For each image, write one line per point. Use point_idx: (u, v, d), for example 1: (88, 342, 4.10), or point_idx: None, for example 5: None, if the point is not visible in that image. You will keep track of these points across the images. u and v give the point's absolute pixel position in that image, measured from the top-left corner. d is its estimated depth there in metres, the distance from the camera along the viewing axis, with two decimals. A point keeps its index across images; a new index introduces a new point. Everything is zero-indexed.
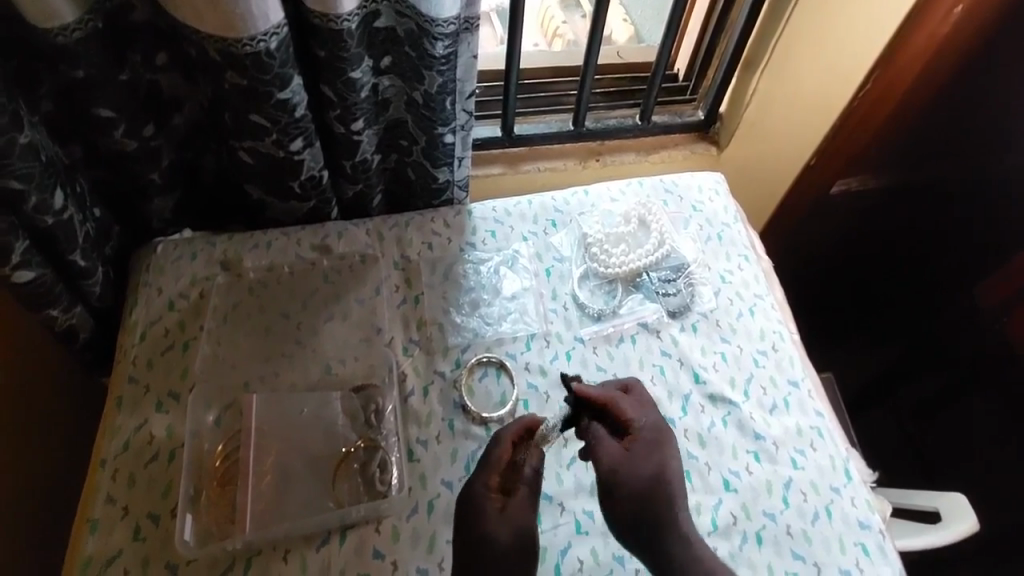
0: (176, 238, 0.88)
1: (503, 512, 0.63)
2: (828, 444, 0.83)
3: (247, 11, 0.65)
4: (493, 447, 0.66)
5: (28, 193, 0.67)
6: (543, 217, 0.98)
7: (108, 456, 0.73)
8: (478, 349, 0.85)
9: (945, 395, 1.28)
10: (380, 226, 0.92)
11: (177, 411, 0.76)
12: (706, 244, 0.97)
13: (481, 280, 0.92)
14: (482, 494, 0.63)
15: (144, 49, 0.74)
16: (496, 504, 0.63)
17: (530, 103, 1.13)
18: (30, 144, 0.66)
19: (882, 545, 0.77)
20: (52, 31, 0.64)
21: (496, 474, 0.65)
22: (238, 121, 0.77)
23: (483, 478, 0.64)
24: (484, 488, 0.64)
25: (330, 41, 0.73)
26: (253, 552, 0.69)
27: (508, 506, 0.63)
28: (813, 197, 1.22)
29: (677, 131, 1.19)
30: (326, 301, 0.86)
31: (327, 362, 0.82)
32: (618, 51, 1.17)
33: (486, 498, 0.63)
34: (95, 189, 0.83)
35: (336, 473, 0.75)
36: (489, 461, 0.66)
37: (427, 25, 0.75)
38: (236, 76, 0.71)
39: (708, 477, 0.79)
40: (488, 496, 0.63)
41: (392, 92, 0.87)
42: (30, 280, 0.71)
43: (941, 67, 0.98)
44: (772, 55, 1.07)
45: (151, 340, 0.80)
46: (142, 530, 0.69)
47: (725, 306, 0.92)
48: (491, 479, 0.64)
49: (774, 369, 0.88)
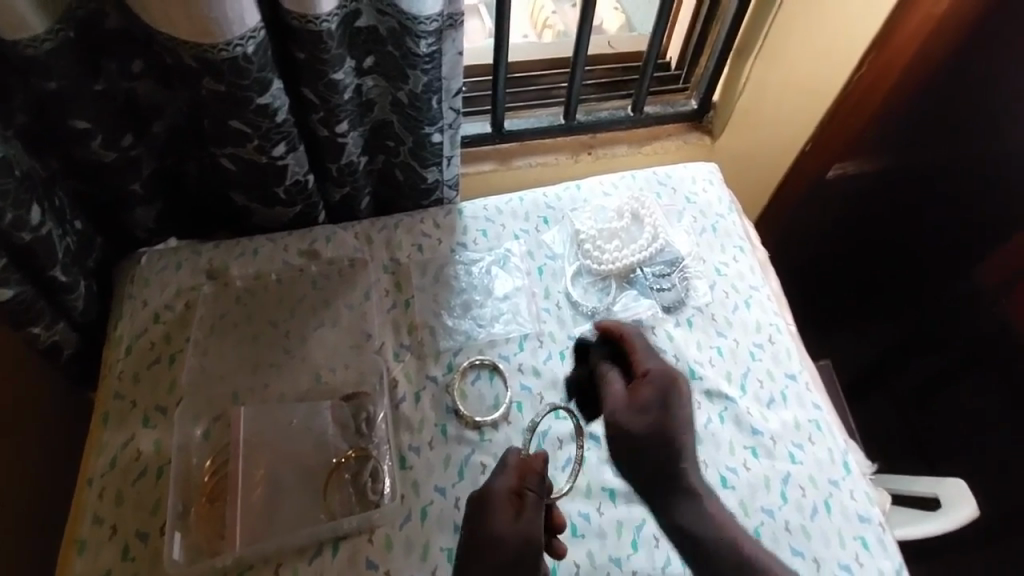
0: (161, 249, 0.87)
1: (517, 518, 0.62)
2: (827, 437, 0.82)
3: (221, 15, 0.64)
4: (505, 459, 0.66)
5: (4, 210, 0.66)
6: (535, 214, 0.96)
7: (94, 475, 0.72)
8: (470, 352, 0.84)
9: (944, 374, 1.25)
10: (369, 229, 0.91)
11: (164, 425, 0.75)
12: (700, 237, 0.96)
13: (473, 281, 0.90)
14: (501, 495, 0.62)
15: (119, 57, 0.72)
16: (512, 507, 0.62)
17: (520, 97, 1.12)
18: (2, 159, 0.64)
19: (882, 538, 0.76)
20: (22, 43, 0.63)
21: (513, 480, 0.64)
22: (218, 128, 0.76)
23: (500, 481, 0.64)
24: (502, 490, 0.63)
25: (310, 41, 0.72)
26: (245, 568, 0.68)
27: (522, 514, 0.62)
28: (811, 180, 1.24)
29: (670, 122, 1.17)
30: (315, 308, 0.85)
31: (317, 370, 0.81)
32: (609, 41, 1.14)
33: (501, 501, 0.62)
34: (76, 201, 0.82)
35: (328, 484, 0.74)
36: (505, 466, 0.65)
37: (410, 23, 0.73)
38: (213, 82, 0.70)
39: (706, 474, 0.78)
40: (504, 500, 0.62)
41: (376, 92, 0.85)
42: (11, 297, 0.70)
43: (937, 52, 1.01)
44: (767, 35, 1.01)
45: (137, 353, 0.79)
46: (131, 549, 0.68)
47: (720, 300, 0.90)
48: (508, 483, 0.63)
49: (771, 363, 0.86)
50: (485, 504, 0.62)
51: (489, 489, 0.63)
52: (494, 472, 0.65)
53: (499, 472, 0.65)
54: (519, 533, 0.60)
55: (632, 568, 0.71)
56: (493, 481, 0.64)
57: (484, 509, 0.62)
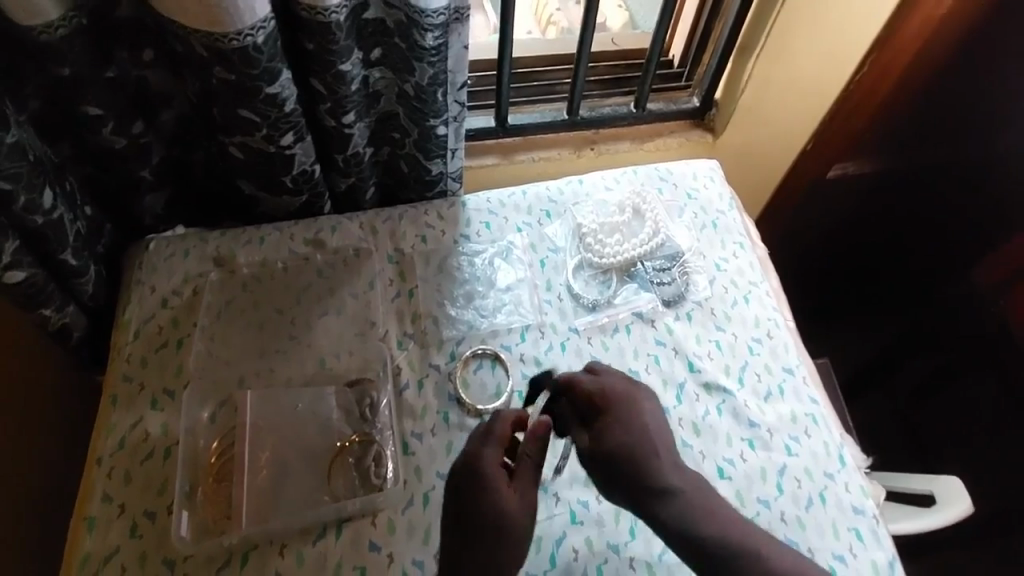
0: (169, 236, 0.88)
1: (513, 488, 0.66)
2: (823, 430, 0.83)
3: (233, 5, 0.65)
4: (493, 425, 0.69)
5: (17, 193, 0.67)
6: (537, 207, 0.97)
7: (104, 454, 0.73)
8: (473, 341, 0.85)
9: (938, 375, 1.27)
10: (374, 219, 0.92)
11: (172, 408, 0.76)
12: (700, 232, 0.97)
13: (476, 272, 0.91)
14: (490, 468, 0.66)
15: (131, 45, 0.73)
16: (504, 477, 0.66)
17: (523, 92, 1.13)
18: (17, 144, 0.66)
19: (876, 530, 0.77)
20: (37, 29, 0.64)
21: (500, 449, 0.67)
22: (228, 116, 0.77)
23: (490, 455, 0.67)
24: (493, 461, 0.66)
25: (319, 33, 0.73)
26: (250, 547, 0.69)
27: (517, 479, 0.66)
28: (811, 177, 1.24)
29: (672, 118, 1.18)
30: (321, 296, 0.86)
31: (321, 356, 0.82)
32: (613, 38, 1.16)
33: (494, 476, 0.65)
34: (85, 187, 0.83)
35: (332, 468, 0.75)
36: (494, 434, 0.68)
37: (417, 16, 0.74)
38: (224, 71, 0.71)
39: (703, 465, 0.79)
40: (497, 469, 0.66)
41: (383, 84, 0.86)
42: (22, 279, 0.71)
43: (936, 49, 1.00)
44: (770, 34, 1.05)
45: (145, 337, 0.81)
46: (139, 527, 0.69)
47: (720, 295, 0.92)
48: (498, 453, 0.67)
49: (769, 357, 0.88)
50: (481, 476, 0.65)
51: (478, 458, 0.66)
52: (481, 438, 0.68)
53: (486, 437, 0.68)
54: (518, 501, 0.65)
55: (631, 555, 0.72)
56: (484, 450, 0.67)
57: (481, 483, 0.65)
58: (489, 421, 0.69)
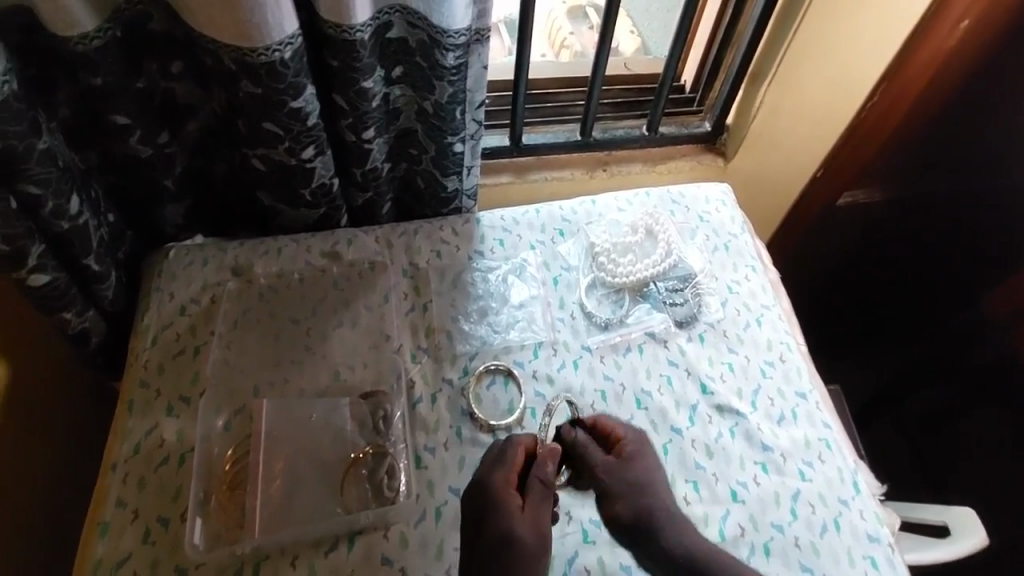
0: (188, 245, 0.89)
1: (526, 512, 0.64)
2: (837, 456, 0.83)
3: (262, 21, 0.66)
4: (506, 449, 0.69)
5: (46, 198, 0.68)
6: (551, 225, 0.98)
7: (119, 459, 0.74)
8: (485, 357, 0.85)
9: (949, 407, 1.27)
10: (389, 233, 0.93)
11: (187, 415, 0.77)
12: (713, 254, 0.98)
13: (490, 288, 0.92)
14: (499, 492, 0.65)
15: (161, 57, 0.75)
16: (517, 501, 0.65)
17: (538, 113, 1.14)
18: (48, 150, 0.67)
19: (891, 557, 0.76)
20: (72, 39, 0.66)
21: (511, 474, 0.67)
22: (251, 130, 0.78)
23: (499, 475, 0.66)
24: (496, 486, 0.65)
25: (344, 50, 0.74)
26: (261, 558, 0.69)
27: (528, 503, 0.65)
28: (819, 208, 1.20)
29: (685, 142, 1.21)
30: (336, 308, 0.86)
31: (336, 368, 0.82)
32: (626, 62, 1.18)
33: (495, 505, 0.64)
34: (110, 194, 0.84)
35: (345, 478, 0.75)
36: (506, 455, 0.68)
37: (439, 36, 0.76)
38: (250, 84, 0.72)
39: (716, 488, 0.79)
40: (505, 494, 0.65)
41: (403, 102, 0.87)
42: (46, 283, 0.72)
43: (946, 81, 0.98)
44: (781, 63, 1.09)
45: (163, 344, 0.81)
46: (151, 533, 0.70)
47: (732, 317, 0.92)
48: (509, 475, 0.66)
49: (782, 380, 0.88)
50: (490, 499, 0.65)
51: (488, 479, 0.66)
52: (494, 462, 0.68)
53: (497, 461, 0.68)
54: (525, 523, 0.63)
55: None
56: (495, 473, 0.67)
57: (495, 504, 0.64)
58: (502, 448, 0.69)
